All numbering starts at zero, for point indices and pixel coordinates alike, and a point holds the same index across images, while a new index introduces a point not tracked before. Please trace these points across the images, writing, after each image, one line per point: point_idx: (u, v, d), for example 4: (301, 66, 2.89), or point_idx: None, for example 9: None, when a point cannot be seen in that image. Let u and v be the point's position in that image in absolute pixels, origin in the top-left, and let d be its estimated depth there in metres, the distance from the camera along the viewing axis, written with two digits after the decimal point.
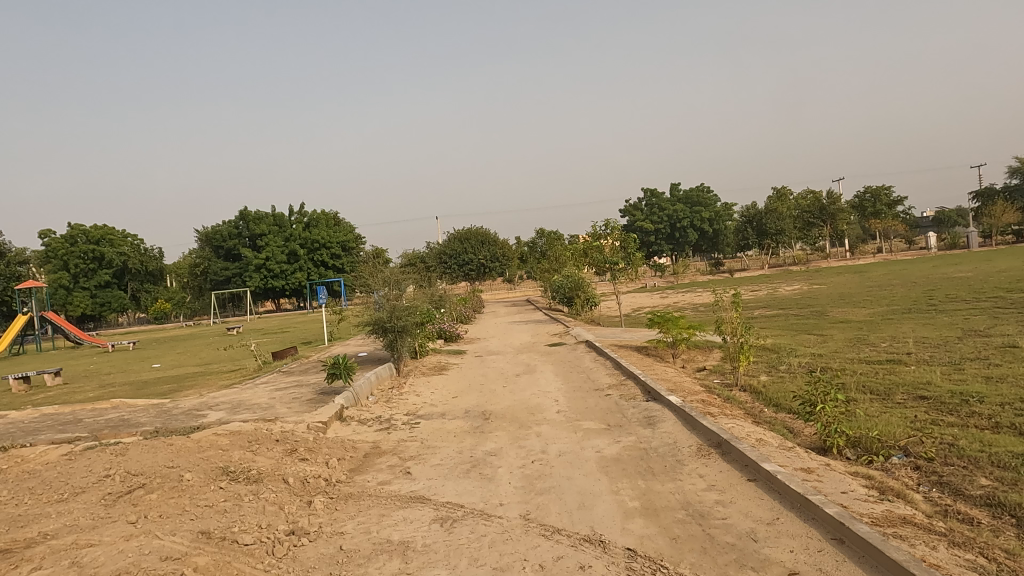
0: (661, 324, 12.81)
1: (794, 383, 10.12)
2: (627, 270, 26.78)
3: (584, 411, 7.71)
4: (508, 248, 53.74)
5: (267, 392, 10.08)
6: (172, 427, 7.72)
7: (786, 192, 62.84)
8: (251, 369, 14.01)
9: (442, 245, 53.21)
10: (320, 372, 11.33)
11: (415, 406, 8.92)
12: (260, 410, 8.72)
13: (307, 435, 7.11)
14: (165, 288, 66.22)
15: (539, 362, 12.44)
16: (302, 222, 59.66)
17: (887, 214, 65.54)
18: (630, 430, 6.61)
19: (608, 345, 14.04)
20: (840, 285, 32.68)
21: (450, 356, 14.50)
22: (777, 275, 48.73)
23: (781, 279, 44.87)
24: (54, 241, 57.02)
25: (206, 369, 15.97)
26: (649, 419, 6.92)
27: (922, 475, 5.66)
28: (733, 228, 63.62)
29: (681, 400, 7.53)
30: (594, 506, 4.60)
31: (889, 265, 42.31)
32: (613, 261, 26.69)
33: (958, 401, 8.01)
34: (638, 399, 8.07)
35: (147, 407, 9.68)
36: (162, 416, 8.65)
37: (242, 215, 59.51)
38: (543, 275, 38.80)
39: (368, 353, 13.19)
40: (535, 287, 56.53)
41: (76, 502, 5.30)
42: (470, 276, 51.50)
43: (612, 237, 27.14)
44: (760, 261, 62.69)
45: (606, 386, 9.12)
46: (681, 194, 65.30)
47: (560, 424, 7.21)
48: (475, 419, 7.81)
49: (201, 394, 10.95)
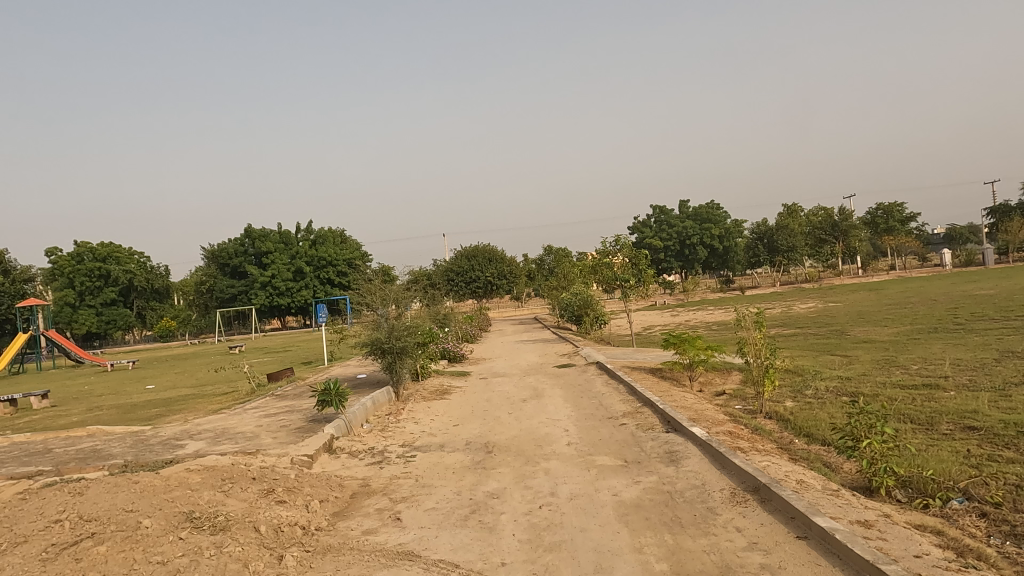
0: (676, 344, 12.08)
1: (825, 410, 9.34)
2: (639, 287, 25.94)
3: (598, 444, 6.96)
4: (516, 265, 53.13)
5: (255, 420, 9.38)
6: (143, 461, 7.01)
7: (797, 208, 62.16)
8: (244, 392, 13.30)
9: (449, 262, 52.74)
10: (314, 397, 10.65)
11: (411, 436, 8.18)
12: (243, 440, 7.99)
13: (289, 471, 6.38)
14: (171, 306, 65.97)
15: (548, 385, 11.67)
16: (308, 240, 59.41)
17: (900, 230, 64.57)
18: (650, 468, 5.86)
19: (620, 366, 13.24)
20: (857, 302, 31.84)
21: (454, 378, 13.78)
22: (789, 293, 47.94)
23: (794, 297, 44.03)
24: (61, 259, 57.00)
25: (199, 391, 15.28)
26: (671, 455, 6.16)
27: (990, 525, 4.90)
28: (744, 245, 63.00)
29: (706, 432, 6.77)
30: (614, 570, 3.84)
31: (905, 282, 41.43)
32: (623, 279, 26.01)
33: (1013, 433, 7.20)
34: (657, 430, 7.31)
35: (125, 436, 8.97)
36: (136, 447, 7.95)
37: (248, 232, 59.33)
38: (551, 292, 38.20)
39: (366, 376, 12.47)
40: (544, 305, 55.88)
41: (12, 556, 4.58)
42: (477, 293, 50.90)
43: (621, 254, 26.35)
44: (771, 279, 61.89)
45: (621, 414, 8.37)
46: (691, 211, 64.75)
47: (570, 460, 6.45)
48: (476, 452, 7.07)
49: (186, 420, 10.25)
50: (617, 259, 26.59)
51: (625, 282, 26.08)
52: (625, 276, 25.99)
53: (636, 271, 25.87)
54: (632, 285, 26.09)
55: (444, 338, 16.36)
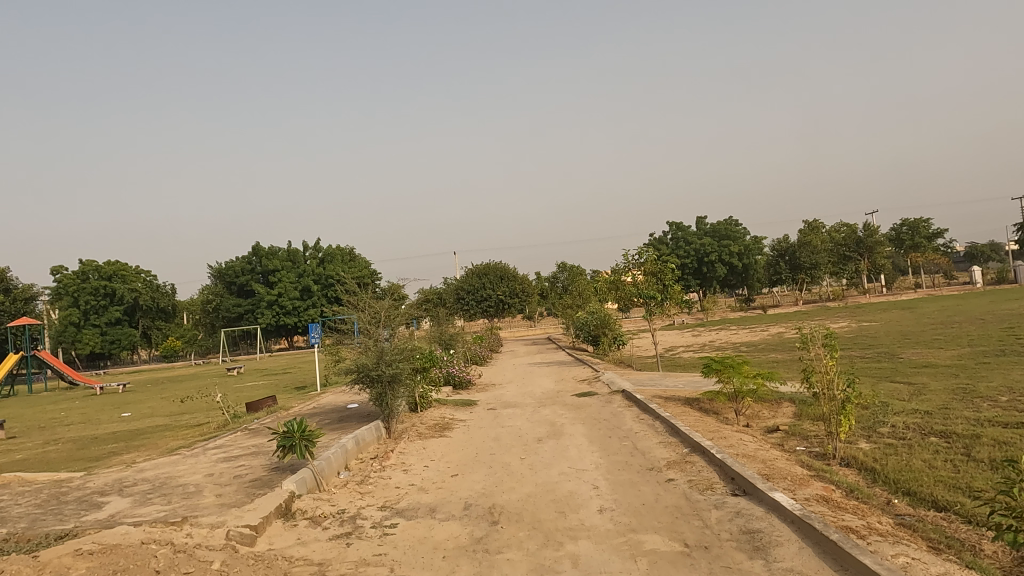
0: (719, 370, 10.23)
1: (918, 458, 7.44)
2: (663, 305, 23.96)
3: (641, 514, 5.12)
4: (528, 283, 51.31)
5: (209, 466, 7.60)
6: (33, 533, 5.24)
7: (818, 224, 60.20)
8: (216, 424, 11.55)
9: (460, 280, 51.17)
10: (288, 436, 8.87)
11: (396, 494, 6.37)
12: (179, 497, 6.21)
13: (217, 554, 4.59)
14: (177, 326, 64.66)
15: (566, 420, 9.84)
16: (316, 258, 58.15)
17: (927, 247, 62.24)
18: (727, 563, 4.01)
19: (651, 396, 11.38)
20: (894, 322, 29.74)
21: (457, 409, 11.98)
22: (815, 312, 45.79)
23: (820, 316, 41.87)
24: (66, 277, 56.03)
25: (171, 421, 13.54)
26: (754, 539, 4.31)
27: None
28: (764, 262, 60.77)
29: (793, 499, 4.92)
30: None
31: (939, 301, 39.22)
32: (646, 294, 24.03)
33: None
34: (721, 492, 5.46)
35: (45, 487, 7.23)
36: (43, 507, 6.19)
37: (255, 250, 58.09)
38: (565, 311, 36.35)
39: (354, 409, 10.68)
40: (557, 324, 53.99)
41: None
42: (488, 312, 49.10)
43: (644, 269, 24.37)
44: (793, 298, 59.67)
45: (665, 465, 6.50)
46: (708, 228, 62.79)
47: (607, 540, 4.61)
48: (478, 523, 5.24)
49: (133, 464, 8.49)
50: (640, 276, 24.59)
51: (650, 297, 24.06)
52: (649, 292, 23.99)
53: (662, 286, 23.84)
54: (657, 301, 24.06)
55: (448, 362, 14.59)
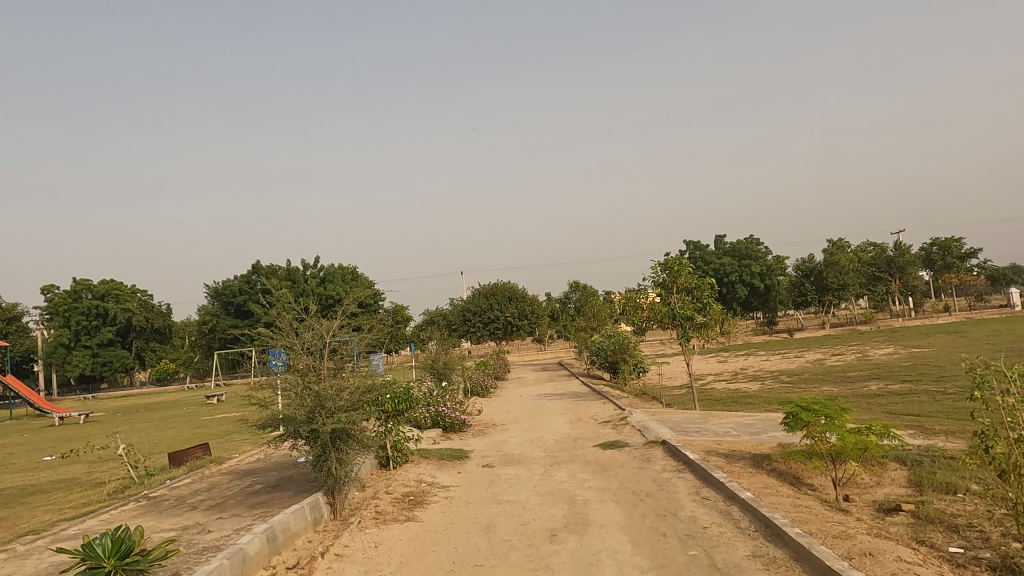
0: (807, 425, 7.18)
1: None
2: (703, 327, 20.30)
3: None
4: (539, 304, 48.30)
5: None
6: None
7: (844, 243, 57.41)
8: (119, 484, 8.60)
9: (466, 301, 48.43)
10: (173, 535, 5.86)
11: None
12: None
13: None
14: (173, 348, 62.08)
15: (593, 492, 6.84)
16: (317, 277, 56.34)
17: (960, 267, 58.94)
18: None
19: (705, 452, 8.37)
20: (948, 347, 26.52)
21: (443, 466, 9.02)
22: (848, 336, 42.54)
23: (854, 340, 38.65)
24: (58, 296, 53.62)
25: (81, 473, 10.57)
26: None
27: None
28: (787, 283, 57.33)
29: None
30: None
31: (987, 324, 35.95)
32: (682, 315, 20.40)
33: None
34: None
35: None
36: None
37: (254, 268, 55.85)
38: (577, 334, 33.39)
39: (295, 477, 7.67)
40: (568, 347, 50.97)
41: None
42: (496, 335, 46.17)
43: (677, 287, 20.68)
44: (819, 321, 56.33)
45: None
46: (728, 247, 59.99)
47: None
48: None
49: None
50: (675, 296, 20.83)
51: (686, 318, 20.43)
52: (685, 312, 20.31)
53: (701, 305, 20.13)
54: (694, 322, 20.43)
55: (437, 400, 11.68)
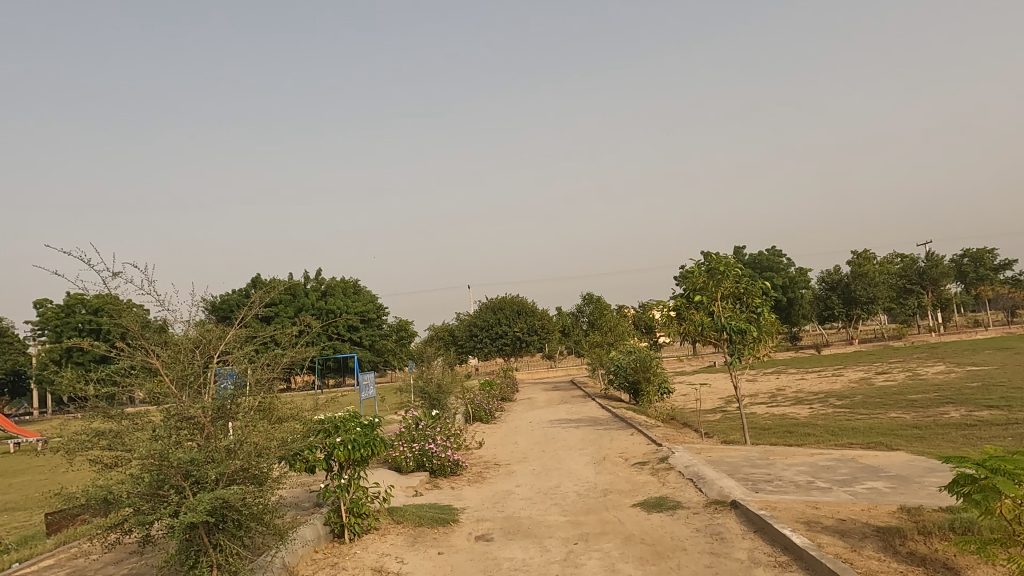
0: (994, 497, 4.37)
1: None
2: (759, 342, 15.36)
3: None
4: (549, 318, 45.54)
5: None
6: None
7: (870, 255, 54.85)
8: None
9: (473, 315, 45.91)
10: None
11: None
12: None
13: None
14: None
15: None
16: (318, 291, 54.26)
17: (994, 280, 55.76)
18: None
19: (805, 526, 5.65)
20: (1009, 365, 23.63)
21: (419, 539, 6.32)
22: (882, 352, 39.62)
23: (892, 357, 35.72)
24: (50, 311, 51.42)
25: None
26: None
27: None
28: (811, 297, 54.56)
29: None
30: None
31: None
32: (733, 327, 15.32)
33: None
34: None
35: None
36: None
37: (253, 281, 54.12)
38: (591, 351, 30.77)
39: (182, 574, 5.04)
40: (580, 364, 48.18)
41: None
42: (503, 352, 43.56)
43: (722, 292, 15.59)
44: (845, 336, 53.28)
45: None
46: (748, 259, 57.43)
47: None
48: None
49: None
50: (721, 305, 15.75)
51: (737, 331, 15.35)
52: (739, 324, 15.22)
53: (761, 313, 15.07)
54: (747, 335, 15.44)
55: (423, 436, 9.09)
